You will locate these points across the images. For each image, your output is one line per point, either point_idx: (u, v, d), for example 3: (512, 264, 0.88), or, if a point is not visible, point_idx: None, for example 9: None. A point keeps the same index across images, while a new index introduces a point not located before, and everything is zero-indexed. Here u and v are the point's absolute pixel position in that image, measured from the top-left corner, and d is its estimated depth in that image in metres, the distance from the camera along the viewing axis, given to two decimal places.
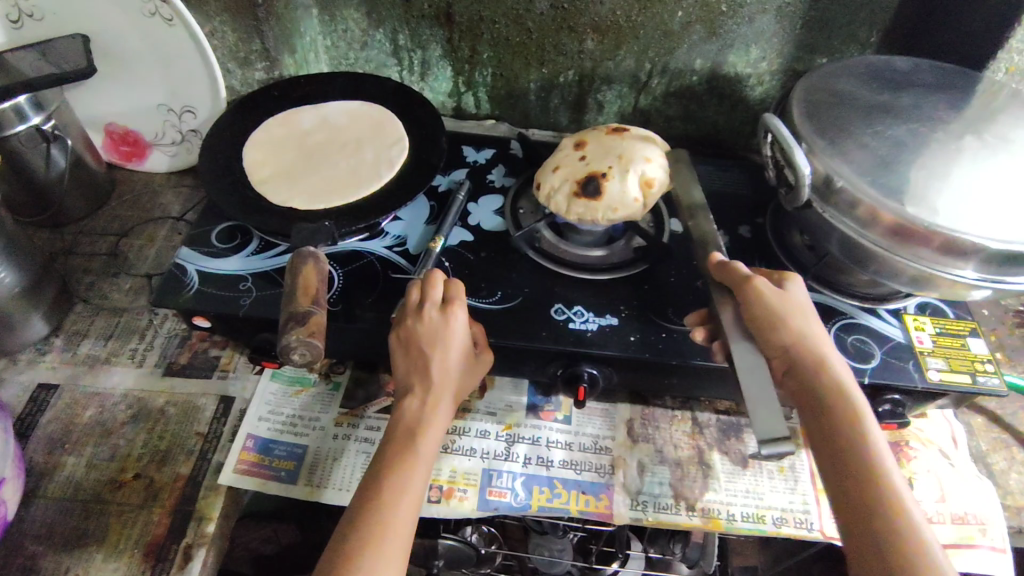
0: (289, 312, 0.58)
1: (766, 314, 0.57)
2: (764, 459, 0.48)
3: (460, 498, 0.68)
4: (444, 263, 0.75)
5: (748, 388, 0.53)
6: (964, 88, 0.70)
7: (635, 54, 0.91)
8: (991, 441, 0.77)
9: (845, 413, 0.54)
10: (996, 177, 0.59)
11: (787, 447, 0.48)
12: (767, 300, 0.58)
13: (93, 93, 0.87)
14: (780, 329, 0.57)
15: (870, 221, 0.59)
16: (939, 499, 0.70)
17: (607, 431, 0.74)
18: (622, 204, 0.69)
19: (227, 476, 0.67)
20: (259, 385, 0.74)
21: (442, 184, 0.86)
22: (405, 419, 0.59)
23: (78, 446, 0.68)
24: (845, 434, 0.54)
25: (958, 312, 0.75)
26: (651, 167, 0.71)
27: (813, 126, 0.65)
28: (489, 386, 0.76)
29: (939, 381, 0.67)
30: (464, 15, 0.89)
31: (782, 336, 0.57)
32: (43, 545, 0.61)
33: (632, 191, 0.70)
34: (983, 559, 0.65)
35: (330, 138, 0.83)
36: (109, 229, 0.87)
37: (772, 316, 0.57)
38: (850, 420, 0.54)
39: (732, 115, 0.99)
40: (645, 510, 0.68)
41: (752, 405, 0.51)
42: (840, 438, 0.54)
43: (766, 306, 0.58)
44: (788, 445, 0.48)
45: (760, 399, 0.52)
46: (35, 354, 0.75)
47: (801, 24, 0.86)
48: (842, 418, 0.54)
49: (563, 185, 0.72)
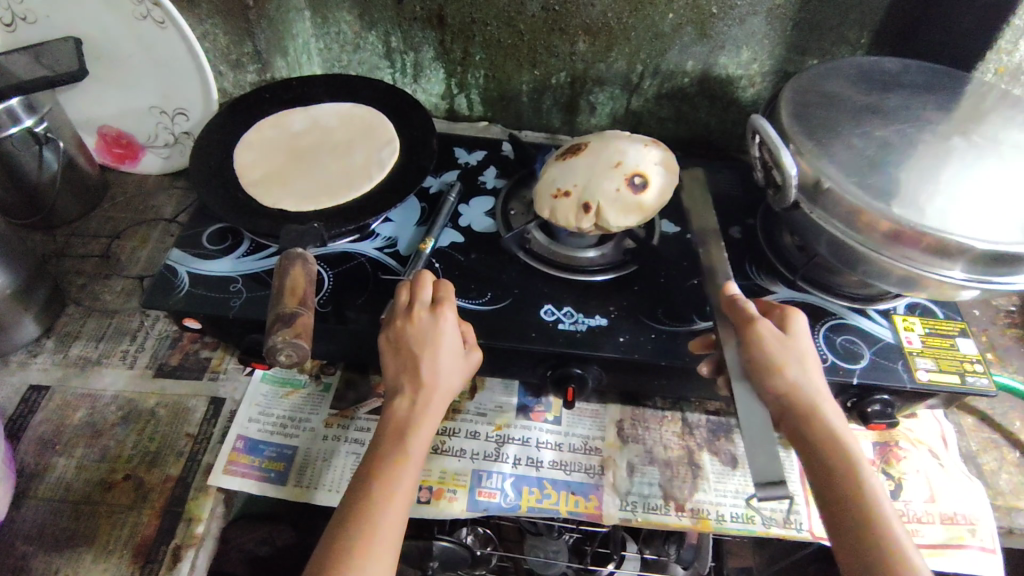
0: (275, 313, 0.58)
1: (765, 356, 0.57)
2: (760, 501, 0.51)
3: (450, 499, 0.68)
4: (435, 264, 0.75)
5: (745, 428, 0.55)
6: (952, 89, 0.70)
7: (627, 55, 0.91)
8: (982, 441, 0.77)
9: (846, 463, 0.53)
10: (982, 178, 0.59)
11: (781, 491, 0.51)
12: (764, 341, 0.58)
13: (86, 96, 0.88)
14: (775, 371, 0.56)
15: (856, 222, 0.59)
16: (928, 499, 0.70)
17: (597, 431, 0.74)
18: (637, 218, 0.70)
19: (217, 477, 0.67)
20: (249, 386, 0.74)
21: (433, 186, 0.86)
22: (395, 419, 0.60)
23: (68, 447, 0.68)
24: (844, 484, 0.53)
25: (947, 312, 0.75)
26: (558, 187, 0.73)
27: (801, 127, 0.65)
28: (479, 387, 0.77)
29: (928, 381, 0.67)
30: (456, 18, 0.89)
31: (771, 382, 0.56)
32: (33, 545, 0.61)
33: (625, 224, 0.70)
34: (973, 559, 0.66)
35: (321, 141, 0.83)
36: (102, 231, 0.88)
37: (768, 360, 0.57)
38: (848, 470, 0.53)
39: (724, 116, 0.99)
40: (634, 511, 0.68)
41: (750, 445, 0.54)
42: (838, 486, 0.53)
43: (761, 349, 0.57)
44: (782, 489, 0.52)
45: (758, 440, 0.54)
46: (27, 356, 0.75)
47: (792, 25, 0.86)
48: (843, 467, 0.53)
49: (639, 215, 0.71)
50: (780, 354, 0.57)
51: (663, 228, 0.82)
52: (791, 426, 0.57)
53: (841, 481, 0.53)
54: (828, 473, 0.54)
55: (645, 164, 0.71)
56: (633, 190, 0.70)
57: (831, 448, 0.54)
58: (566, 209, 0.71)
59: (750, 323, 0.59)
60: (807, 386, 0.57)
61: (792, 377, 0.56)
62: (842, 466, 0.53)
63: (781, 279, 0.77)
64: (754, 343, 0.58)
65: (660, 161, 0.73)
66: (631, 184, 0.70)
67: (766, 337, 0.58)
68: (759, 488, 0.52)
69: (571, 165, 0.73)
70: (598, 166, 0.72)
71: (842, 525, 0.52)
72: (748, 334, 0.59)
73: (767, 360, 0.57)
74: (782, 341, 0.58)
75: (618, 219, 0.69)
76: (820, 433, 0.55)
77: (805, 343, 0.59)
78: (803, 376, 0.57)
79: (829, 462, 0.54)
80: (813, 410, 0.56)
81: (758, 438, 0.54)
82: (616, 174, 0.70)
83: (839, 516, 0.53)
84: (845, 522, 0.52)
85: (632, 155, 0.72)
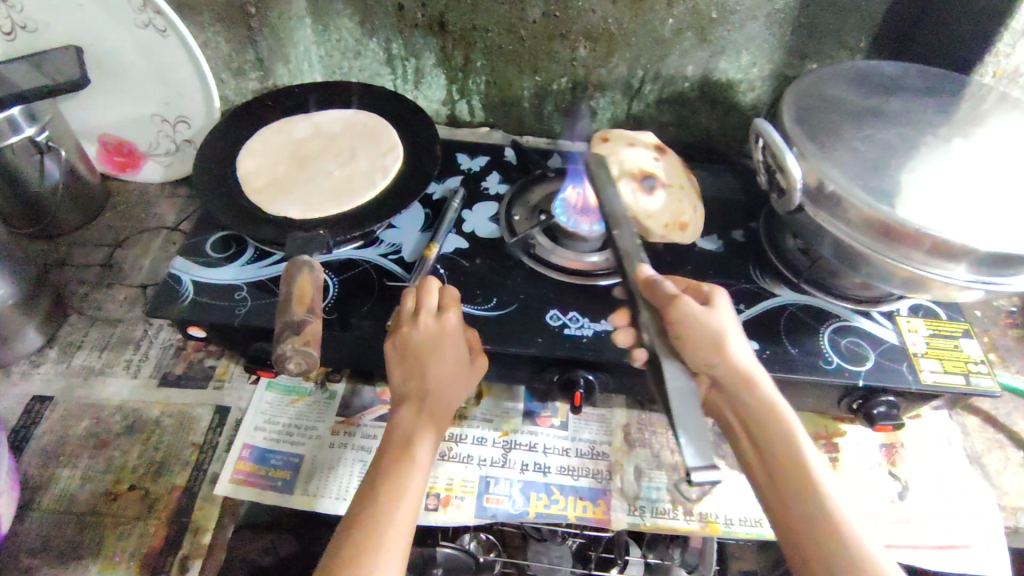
0: (284, 320, 0.59)
1: (694, 332, 0.58)
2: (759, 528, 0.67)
3: (458, 506, 0.68)
4: (439, 270, 0.75)
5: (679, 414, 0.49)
6: (951, 92, 0.71)
7: (628, 61, 0.92)
8: (986, 441, 0.77)
9: (782, 434, 0.56)
10: (984, 181, 0.59)
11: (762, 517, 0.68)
12: (693, 316, 0.57)
13: (86, 105, 0.87)
14: (704, 349, 0.58)
15: (861, 224, 0.60)
16: (934, 500, 0.70)
17: (604, 436, 0.74)
18: (640, 166, 0.83)
19: (224, 486, 0.67)
20: (254, 395, 0.74)
21: (436, 192, 0.86)
22: (401, 427, 0.60)
23: (72, 458, 0.67)
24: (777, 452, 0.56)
25: (950, 314, 0.75)
26: (686, 209, 0.82)
27: (804, 130, 0.66)
28: (485, 393, 0.76)
29: (932, 383, 0.67)
30: (457, 24, 0.90)
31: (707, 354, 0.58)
32: (38, 558, 0.61)
33: (681, 216, 0.81)
34: (980, 560, 0.66)
35: (324, 146, 0.83)
36: (104, 240, 0.87)
37: (693, 336, 0.58)
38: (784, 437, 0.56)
39: (725, 121, 0.99)
40: (642, 516, 0.68)
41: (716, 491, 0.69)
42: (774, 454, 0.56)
43: (689, 325, 0.57)
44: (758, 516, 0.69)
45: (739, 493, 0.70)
46: (30, 366, 0.74)
47: (791, 30, 0.87)
48: (767, 421, 0.57)
49: (632, 167, 0.82)
50: (705, 328, 0.58)
51: None
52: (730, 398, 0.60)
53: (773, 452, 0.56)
54: (760, 438, 0.57)
55: (636, 162, 0.83)
56: (659, 197, 0.81)
57: (760, 413, 0.57)
58: (678, 204, 0.82)
59: (672, 302, 0.57)
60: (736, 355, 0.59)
61: (721, 354, 0.59)
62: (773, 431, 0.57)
63: (784, 281, 0.77)
64: (679, 320, 0.57)
65: (643, 154, 0.85)
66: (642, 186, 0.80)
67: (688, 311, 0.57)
68: (693, 471, 0.45)
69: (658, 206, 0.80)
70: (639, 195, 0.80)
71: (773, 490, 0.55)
72: (672, 311, 0.56)
73: (697, 336, 0.58)
74: (703, 314, 0.59)
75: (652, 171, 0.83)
76: (749, 398, 0.58)
77: (721, 319, 0.61)
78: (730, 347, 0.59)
79: (756, 432, 0.58)
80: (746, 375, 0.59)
81: (690, 421, 0.48)
82: (636, 181, 0.80)
83: (774, 482, 0.56)
84: (782, 494, 0.54)
85: (617, 156, 0.84)
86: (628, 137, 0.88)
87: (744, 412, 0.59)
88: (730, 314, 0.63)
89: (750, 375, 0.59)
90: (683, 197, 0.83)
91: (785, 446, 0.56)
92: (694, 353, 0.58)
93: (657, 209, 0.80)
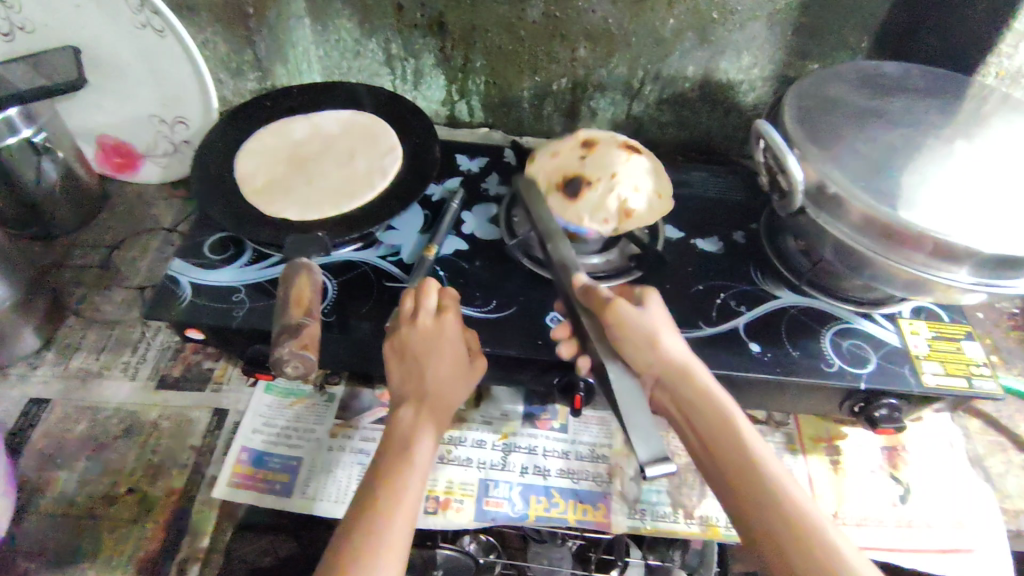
0: (282, 324, 0.59)
1: (628, 336, 0.58)
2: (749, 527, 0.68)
3: (457, 509, 0.68)
4: (438, 272, 0.75)
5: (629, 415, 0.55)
6: (953, 93, 0.71)
7: (628, 61, 0.91)
8: (988, 444, 0.77)
9: (728, 424, 0.55)
10: (986, 183, 0.59)
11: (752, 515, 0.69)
12: (629, 317, 0.58)
13: (84, 105, 0.87)
14: (642, 348, 0.58)
15: (863, 226, 0.59)
16: (935, 503, 0.69)
17: (604, 439, 0.74)
18: (561, 171, 0.76)
19: (222, 489, 0.66)
20: (253, 397, 0.74)
21: (435, 193, 0.86)
22: (400, 428, 0.60)
23: (69, 461, 0.67)
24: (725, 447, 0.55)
25: (952, 316, 0.75)
26: (632, 196, 0.73)
27: (806, 131, 0.65)
28: (485, 396, 0.76)
29: (935, 386, 0.66)
30: (456, 24, 0.89)
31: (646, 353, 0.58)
32: (35, 561, 0.60)
33: (623, 204, 0.72)
34: (982, 564, 0.65)
35: (323, 147, 0.83)
36: (102, 241, 0.87)
37: (631, 340, 0.58)
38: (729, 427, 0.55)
39: (725, 121, 0.99)
40: (642, 519, 0.68)
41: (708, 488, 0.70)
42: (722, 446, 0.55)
43: (626, 326, 0.58)
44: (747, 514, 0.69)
45: None
46: (27, 368, 0.74)
47: (793, 30, 0.86)
48: (713, 414, 0.56)
49: (554, 175, 0.76)
50: (644, 328, 0.59)
51: (667, 234, 0.83)
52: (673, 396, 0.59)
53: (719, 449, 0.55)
54: (705, 431, 0.56)
55: (559, 167, 0.76)
56: (582, 197, 0.72)
57: (702, 406, 0.57)
58: (618, 192, 0.73)
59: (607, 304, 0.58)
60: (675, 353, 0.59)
61: (659, 351, 0.58)
62: (716, 424, 0.56)
63: (786, 283, 0.77)
64: (615, 326, 0.58)
65: (567, 153, 0.77)
66: (565, 193, 0.73)
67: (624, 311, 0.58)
68: (648, 465, 0.50)
69: (589, 205, 0.72)
70: (564, 203, 0.73)
71: (730, 489, 0.54)
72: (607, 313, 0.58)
73: (634, 336, 0.58)
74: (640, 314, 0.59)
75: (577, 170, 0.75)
76: (691, 393, 0.57)
77: (658, 317, 0.61)
78: (667, 345, 0.59)
79: (701, 426, 0.57)
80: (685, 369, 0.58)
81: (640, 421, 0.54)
82: (558, 191, 0.74)
83: (726, 476, 0.55)
84: (737, 487, 0.53)
85: (540, 167, 0.78)
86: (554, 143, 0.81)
87: (687, 408, 0.58)
88: (665, 313, 0.63)
89: (688, 370, 0.58)
90: (608, 188, 0.72)
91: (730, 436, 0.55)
92: (631, 355, 0.59)
93: (585, 207, 0.72)
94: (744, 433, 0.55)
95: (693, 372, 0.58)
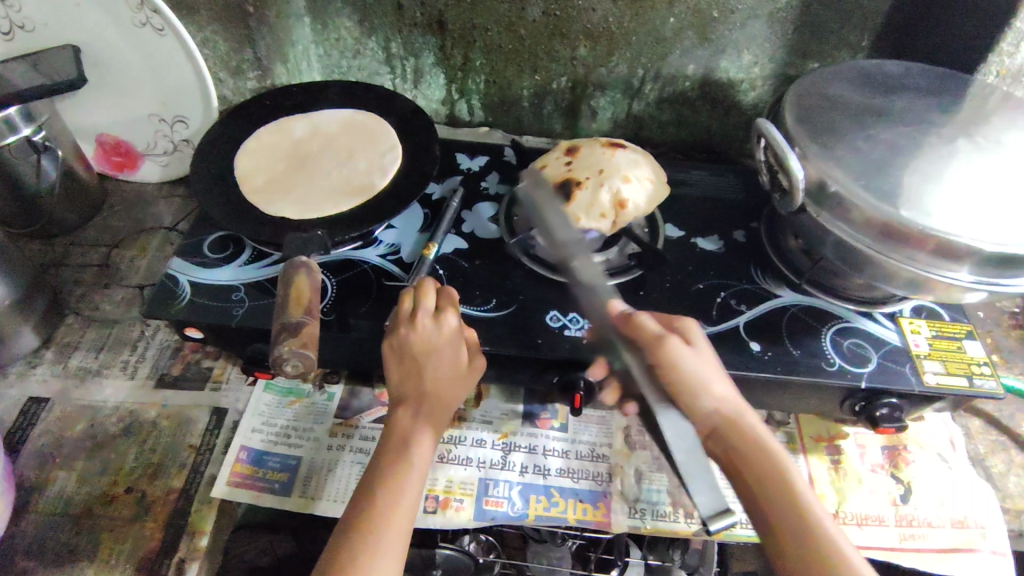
0: (281, 322, 0.58)
1: (679, 378, 0.60)
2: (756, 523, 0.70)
3: (457, 508, 0.68)
4: (438, 271, 0.75)
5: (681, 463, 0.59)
6: (954, 92, 0.70)
7: (628, 60, 0.91)
8: (989, 443, 0.77)
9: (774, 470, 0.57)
10: (988, 181, 0.59)
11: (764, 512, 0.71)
12: (682, 358, 0.61)
13: (83, 104, 0.87)
14: (694, 391, 0.60)
15: (863, 224, 0.59)
16: (937, 504, 0.69)
17: (604, 438, 0.74)
18: (551, 179, 0.76)
19: (221, 488, 0.66)
20: (252, 396, 0.74)
21: (435, 192, 0.86)
22: (399, 427, 0.60)
23: (68, 460, 0.67)
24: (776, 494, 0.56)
25: (953, 315, 0.75)
26: (628, 187, 0.73)
27: (807, 130, 0.65)
28: (484, 395, 0.76)
29: (936, 384, 0.66)
30: (457, 23, 0.89)
31: (698, 395, 0.60)
32: (34, 560, 0.60)
33: (619, 196, 0.72)
34: (983, 563, 0.65)
35: (323, 146, 0.83)
36: (101, 240, 0.87)
37: (686, 383, 0.60)
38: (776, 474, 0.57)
39: (726, 120, 0.99)
40: (643, 518, 0.68)
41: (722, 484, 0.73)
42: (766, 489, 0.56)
43: (679, 367, 0.60)
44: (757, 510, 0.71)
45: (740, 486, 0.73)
46: (25, 367, 0.74)
47: (793, 29, 0.86)
48: (759, 458, 0.58)
49: (544, 184, 0.76)
50: (695, 371, 0.60)
51: (667, 232, 0.83)
52: (720, 439, 0.60)
53: (771, 496, 0.56)
54: (750, 474, 0.57)
55: (546, 176, 0.77)
56: (576, 199, 0.72)
57: (750, 450, 0.58)
58: (612, 186, 0.73)
59: (660, 343, 0.61)
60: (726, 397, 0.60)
61: (709, 394, 0.60)
62: (769, 471, 0.57)
63: (786, 282, 0.77)
64: (669, 367, 0.61)
65: (551, 163, 0.78)
66: (560, 198, 0.73)
67: (676, 352, 0.61)
68: (710, 520, 0.54)
69: (586, 204, 0.72)
70: (561, 207, 0.73)
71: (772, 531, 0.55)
72: (661, 353, 0.61)
73: (685, 377, 0.60)
74: (694, 356, 0.61)
75: (566, 175, 0.75)
76: (739, 436, 0.59)
77: (711, 359, 0.62)
78: (718, 388, 0.60)
79: (747, 470, 0.58)
80: (733, 414, 0.60)
81: (696, 471, 0.57)
82: (552, 198, 0.74)
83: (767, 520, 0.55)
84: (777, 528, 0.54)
85: (528, 180, 0.78)
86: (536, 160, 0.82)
87: (735, 452, 0.59)
88: (714, 355, 0.64)
89: (740, 418, 0.60)
90: (600, 188, 0.73)
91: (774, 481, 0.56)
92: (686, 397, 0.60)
93: (582, 207, 0.72)
94: (790, 475, 0.57)
95: (740, 417, 0.60)
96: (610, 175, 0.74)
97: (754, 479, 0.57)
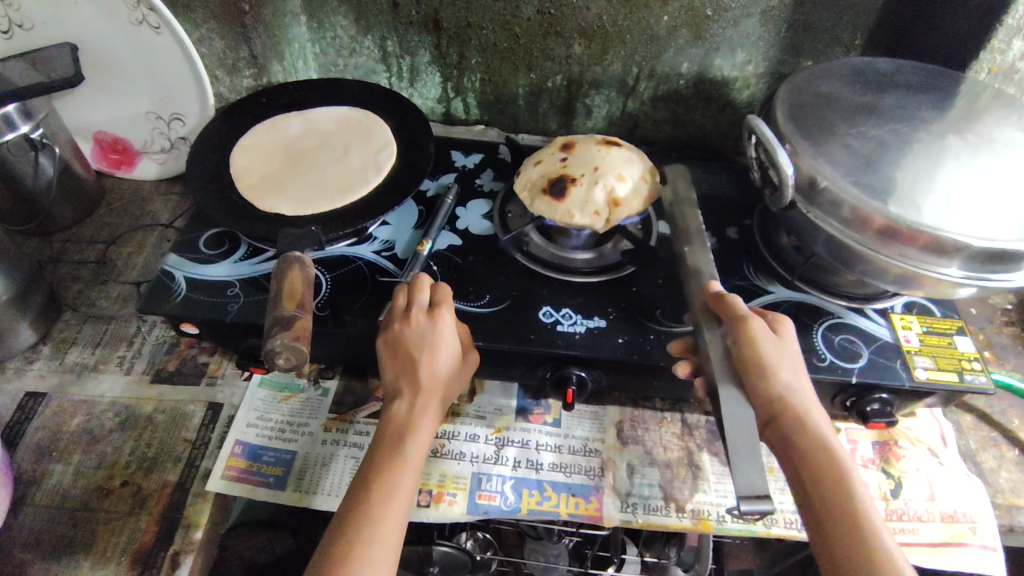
0: (274, 316, 0.59)
1: (757, 362, 0.58)
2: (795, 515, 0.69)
3: (450, 502, 0.68)
4: (432, 267, 0.75)
5: (733, 441, 0.53)
6: (945, 89, 0.71)
7: (622, 58, 0.92)
8: (981, 439, 0.77)
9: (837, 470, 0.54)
10: (978, 177, 0.59)
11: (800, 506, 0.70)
12: (762, 343, 0.58)
13: (81, 102, 0.88)
14: (764, 377, 0.57)
15: (853, 220, 0.59)
16: (929, 498, 0.70)
17: (597, 433, 0.74)
18: (547, 173, 0.76)
19: (216, 482, 0.66)
20: (248, 391, 0.74)
21: (430, 189, 0.86)
22: (394, 422, 0.60)
23: (64, 454, 0.67)
24: (834, 497, 0.53)
25: (944, 311, 0.75)
26: (622, 184, 0.73)
27: (797, 127, 0.66)
28: (478, 391, 0.76)
29: (926, 379, 0.67)
30: (452, 21, 0.90)
31: (766, 383, 0.57)
32: (31, 553, 0.61)
33: (613, 194, 0.72)
34: (973, 557, 0.66)
35: (318, 143, 0.84)
36: (98, 237, 0.87)
37: (757, 366, 0.58)
38: (839, 476, 0.54)
39: (720, 118, 0.99)
40: (635, 512, 0.68)
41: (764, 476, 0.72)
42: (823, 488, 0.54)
43: (754, 348, 0.58)
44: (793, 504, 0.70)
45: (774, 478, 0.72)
46: (22, 363, 0.74)
47: (786, 27, 0.87)
48: (823, 457, 0.55)
49: (539, 179, 0.76)
50: (767, 360, 0.58)
51: (660, 229, 0.83)
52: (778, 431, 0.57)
53: (829, 496, 0.53)
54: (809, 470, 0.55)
55: (542, 172, 0.76)
56: (569, 195, 0.72)
57: (814, 447, 0.55)
58: (607, 183, 0.73)
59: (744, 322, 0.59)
60: (798, 392, 0.58)
61: (778, 382, 0.57)
62: (832, 472, 0.54)
63: (779, 279, 0.77)
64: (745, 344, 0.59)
65: (547, 159, 0.78)
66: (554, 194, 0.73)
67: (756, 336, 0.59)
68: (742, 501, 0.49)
69: (580, 201, 0.72)
70: (556, 203, 0.72)
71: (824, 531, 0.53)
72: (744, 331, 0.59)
73: (757, 359, 0.58)
74: (773, 344, 0.59)
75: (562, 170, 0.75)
76: (805, 432, 0.56)
77: (791, 353, 0.60)
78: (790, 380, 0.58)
79: (809, 466, 0.55)
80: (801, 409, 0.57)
81: (744, 452, 0.52)
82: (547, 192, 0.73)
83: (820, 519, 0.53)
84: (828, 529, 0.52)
85: (524, 176, 0.78)
86: (534, 156, 0.81)
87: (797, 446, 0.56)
88: (795, 349, 0.61)
89: (808, 417, 0.57)
90: (593, 185, 0.72)
91: (834, 482, 0.54)
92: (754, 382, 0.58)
93: (577, 203, 0.72)
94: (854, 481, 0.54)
95: (807, 413, 0.57)
96: (605, 172, 0.74)
97: (814, 476, 0.54)
